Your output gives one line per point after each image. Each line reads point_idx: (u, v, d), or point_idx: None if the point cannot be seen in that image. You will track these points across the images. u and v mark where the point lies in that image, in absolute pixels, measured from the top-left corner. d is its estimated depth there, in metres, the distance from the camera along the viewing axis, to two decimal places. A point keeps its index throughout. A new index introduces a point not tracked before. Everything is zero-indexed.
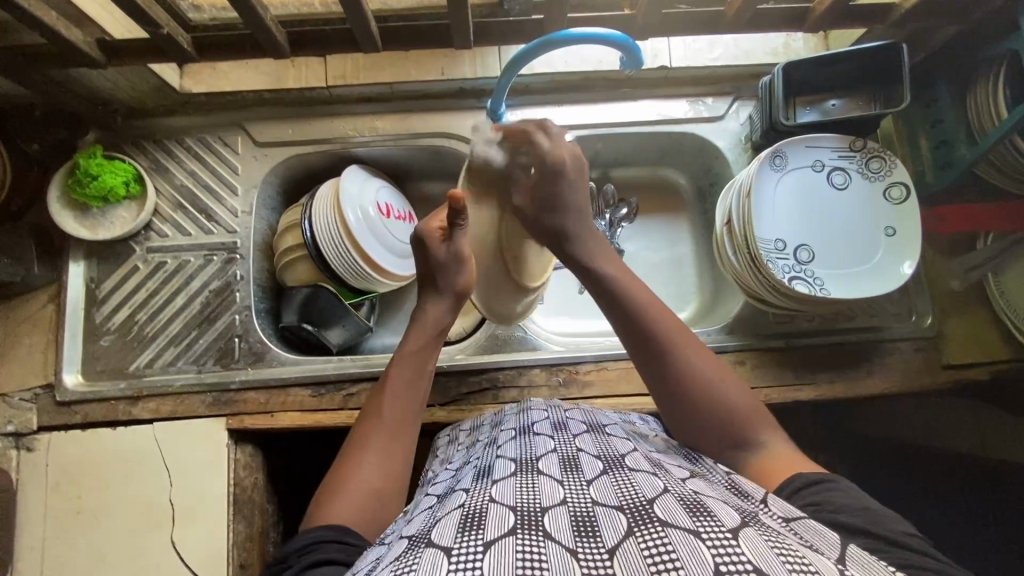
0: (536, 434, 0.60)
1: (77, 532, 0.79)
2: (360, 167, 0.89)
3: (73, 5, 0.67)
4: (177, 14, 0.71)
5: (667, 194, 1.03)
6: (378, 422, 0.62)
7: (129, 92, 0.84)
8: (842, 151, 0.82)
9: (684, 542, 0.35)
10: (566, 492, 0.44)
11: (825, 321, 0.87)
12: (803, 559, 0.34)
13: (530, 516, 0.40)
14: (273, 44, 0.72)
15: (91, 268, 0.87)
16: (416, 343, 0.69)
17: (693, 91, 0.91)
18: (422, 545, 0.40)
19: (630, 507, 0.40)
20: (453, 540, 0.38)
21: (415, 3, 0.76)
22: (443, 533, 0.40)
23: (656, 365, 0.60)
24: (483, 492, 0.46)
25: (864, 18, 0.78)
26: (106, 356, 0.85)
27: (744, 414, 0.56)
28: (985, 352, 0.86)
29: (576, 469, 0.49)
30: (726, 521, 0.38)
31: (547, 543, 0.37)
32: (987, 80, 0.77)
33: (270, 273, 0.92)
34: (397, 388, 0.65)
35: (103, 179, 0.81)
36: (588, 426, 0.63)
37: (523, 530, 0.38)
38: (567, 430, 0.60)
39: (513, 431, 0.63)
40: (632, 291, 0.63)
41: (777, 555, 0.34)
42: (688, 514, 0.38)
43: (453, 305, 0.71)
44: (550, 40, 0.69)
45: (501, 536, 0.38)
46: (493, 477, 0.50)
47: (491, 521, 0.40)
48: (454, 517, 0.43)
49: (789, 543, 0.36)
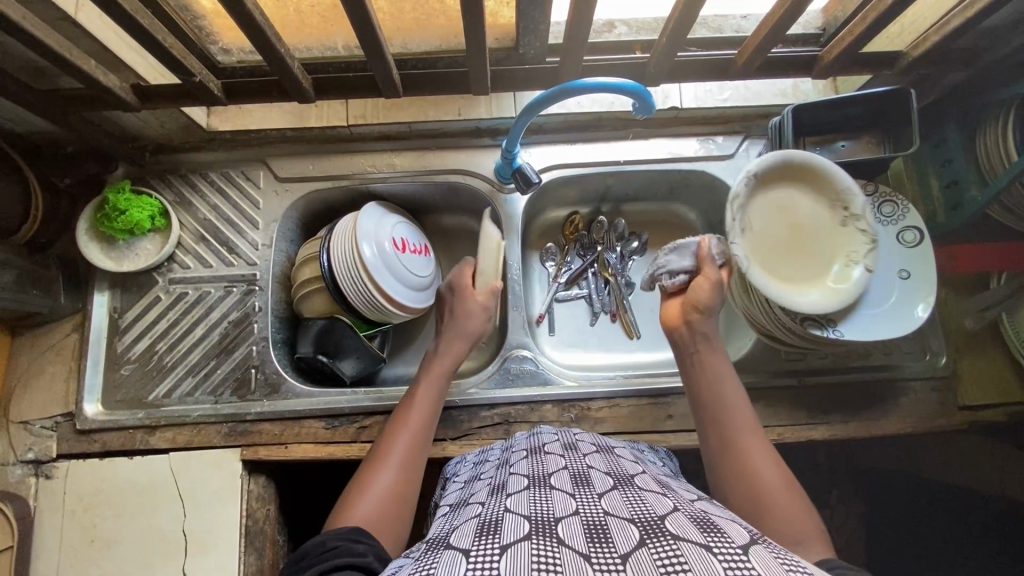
0: (547, 452, 0.61)
1: (89, 561, 0.79)
2: (379, 205, 0.91)
3: (110, 53, 0.71)
4: (209, 61, 0.74)
5: (677, 230, 1.05)
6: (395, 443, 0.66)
7: (158, 130, 0.87)
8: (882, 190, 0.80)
9: (695, 554, 0.35)
10: (577, 505, 0.44)
11: (838, 359, 0.86)
12: (810, 572, 0.35)
13: (544, 524, 0.41)
14: (299, 89, 0.76)
15: (114, 298, 0.89)
16: (430, 375, 0.76)
17: (703, 130, 0.94)
18: (441, 549, 0.40)
19: (641, 520, 0.41)
20: (472, 544, 0.39)
21: (434, 48, 0.79)
22: (461, 537, 0.41)
23: (711, 412, 0.65)
24: (498, 505, 0.47)
25: (871, 65, 0.80)
26: (125, 386, 0.87)
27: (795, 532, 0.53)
28: (1000, 392, 0.85)
29: (587, 484, 0.50)
30: (737, 538, 0.38)
31: (561, 548, 0.38)
32: (996, 124, 0.78)
33: (288, 303, 0.94)
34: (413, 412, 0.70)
35: (130, 214, 0.84)
36: (597, 446, 0.63)
37: (539, 535, 0.39)
38: (577, 450, 0.61)
39: (523, 452, 0.64)
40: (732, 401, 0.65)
41: (784, 566, 0.35)
42: (699, 530, 0.39)
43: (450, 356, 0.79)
44: (565, 89, 0.72)
45: (517, 540, 0.39)
46: (507, 492, 0.50)
47: (507, 528, 0.41)
48: (471, 525, 0.43)
49: (798, 560, 0.37)
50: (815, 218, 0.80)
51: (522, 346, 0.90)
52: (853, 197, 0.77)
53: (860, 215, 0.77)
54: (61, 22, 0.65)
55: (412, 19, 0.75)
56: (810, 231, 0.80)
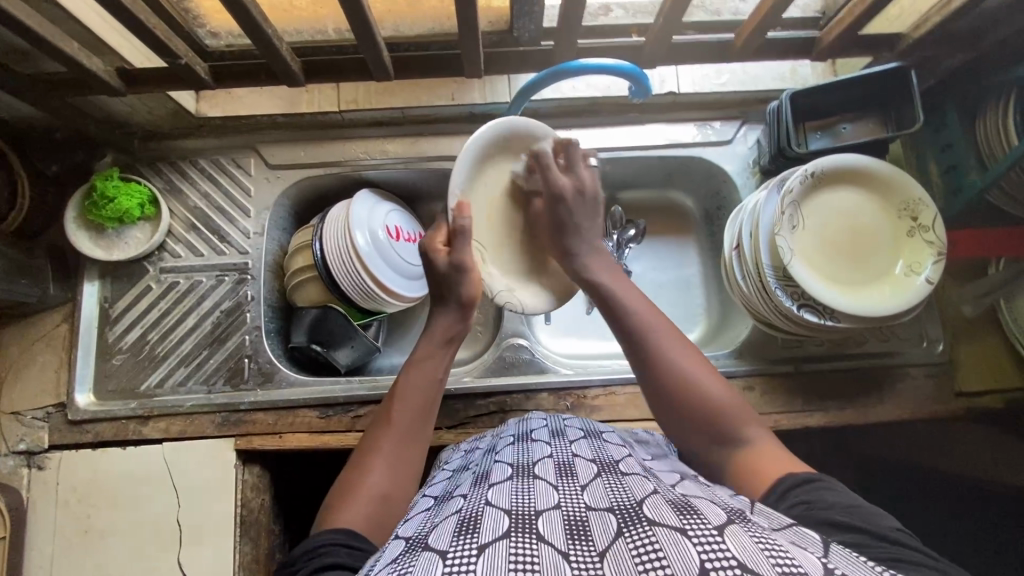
0: (534, 440, 0.60)
1: (84, 552, 0.79)
2: (372, 192, 0.90)
3: (93, 34, 0.69)
4: (195, 43, 0.73)
5: (674, 216, 1.04)
6: (392, 427, 0.60)
7: (146, 116, 0.86)
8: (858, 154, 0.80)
9: (670, 540, 0.35)
10: (559, 497, 0.44)
11: (835, 346, 0.86)
12: (785, 550, 0.34)
13: (523, 520, 0.40)
14: (288, 72, 0.74)
15: (104, 288, 0.88)
16: (430, 347, 0.66)
17: (700, 116, 0.92)
18: (418, 550, 0.39)
19: (620, 509, 0.40)
20: (448, 545, 0.38)
21: (426, 31, 0.77)
22: (439, 537, 0.40)
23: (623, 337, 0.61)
24: (480, 498, 0.46)
25: (871, 46, 0.79)
26: (117, 376, 0.86)
27: (734, 417, 0.54)
28: (997, 378, 0.84)
29: (571, 473, 0.49)
30: (713, 518, 0.37)
31: (539, 546, 0.37)
32: (997, 108, 0.76)
33: (281, 292, 0.93)
34: (410, 395, 0.62)
35: (119, 201, 0.83)
36: (585, 431, 0.63)
37: (517, 532, 0.38)
38: (563, 436, 0.60)
39: (511, 438, 0.63)
40: (631, 311, 0.62)
41: (760, 547, 0.34)
42: (675, 513, 0.38)
43: (462, 316, 0.68)
44: (559, 70, 0.71)
45: (495, 539, 0.38)
46: (489, 483, 0.50)
47: (486, 525, 0.40)
48: (450, 523, 0.43)
49: (774, 538, 0.36)
50: (874, 221, 0.79)
51: (518, 335, 0.89)
52: (923, 207, 0.77)
53: (928, 225, 0.77)
54: (42, 3, 0.63)
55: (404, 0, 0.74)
56: (863, 236, 0.79)
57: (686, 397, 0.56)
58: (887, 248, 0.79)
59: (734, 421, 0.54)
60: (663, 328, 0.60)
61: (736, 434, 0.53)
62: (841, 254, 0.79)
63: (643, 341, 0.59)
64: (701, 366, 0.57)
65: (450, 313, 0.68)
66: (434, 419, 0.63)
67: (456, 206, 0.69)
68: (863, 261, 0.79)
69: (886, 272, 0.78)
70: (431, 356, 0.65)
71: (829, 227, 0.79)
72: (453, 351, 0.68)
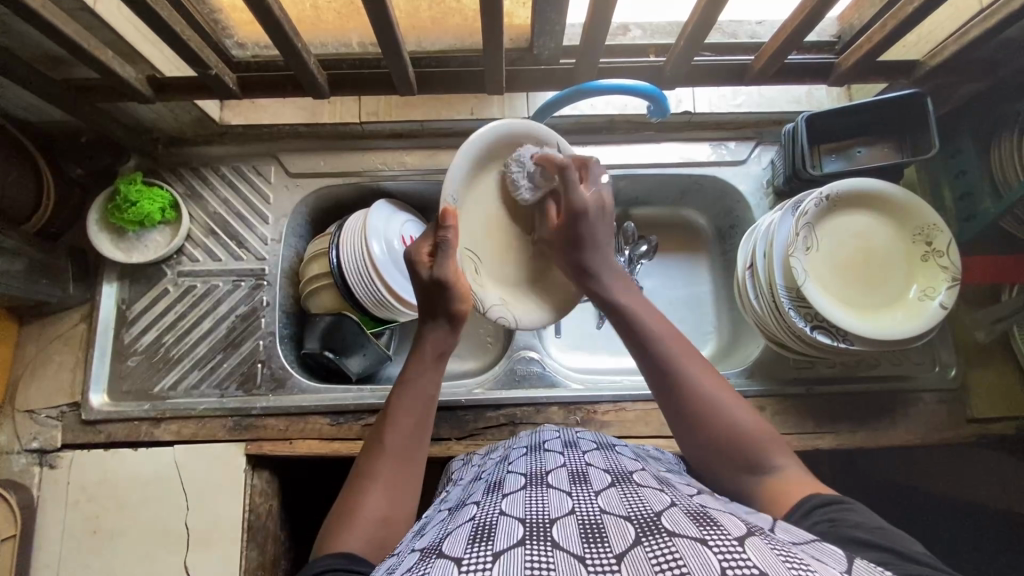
0: (546, 450, 0.61)
1: (92, 552, 0.79)
2: (388, 203, 0.91)
3: (126, 43, 0.71)
4: (224, 53, 0.74)
5: (686, 234, 1.05)
6: (387, 447, 0.59)
7: (171, 123, 0.87)
8: (874, 179, 0.80)
9: (690, 550, 0.35)
10: (573, 505, 0.44)
11: (847, 368, 0.86)
12: (807, 563, 0.34)
13: (539, 527, 0.40)
14: (314, 85, 0.76)
15: (122, 290, 0.89)
16: (420, 364, 0.64)
17: (715, 136, 0.93)
18: (434, 557, 0.39)
19: (637, 518, 0.40)
20: (464, 552, 0.38)
21: (448, 47, 0.79)
22: (453, 545, 0.40)
23: (643, 356, 0.61)
24: (493, 506, 0.46)
25: (887, 73, 0.80)
26: (131, 377, 0.87)
27: (753, 437, 0.54)
28: (1009, 406, 0.84)
29: (584, 482, 0.49)
30: (732, 530, 0.37)
31: (555, 553, 0.37)
32: (1012, 137, 0.77)
33: (295, 299, 0.94)
34: (402, 416, 0.61)
35: (141, 205, 0.84)
36: (597, 442, 0.63)
37: (533, 540, 0.39)
38: (576, 447, 0.61)
39: (523, 448, 0.64)
40: (650, 323, 0.62)
41: (781, 558, 0.34)
42: (694, 524, 0.38)
43: (451, 330, 0.66)
44: (581, 89, 0.72)
45: (511, 546, 0.38)
46: (503, 491, 0.50)
47: (501, 533, 0.40)
48: (465, 530, 0.43)
49: (793, 550, 0.36)
50: (889, 246, 0.80)
51: (529, 348, 0.90)
52: (939, 233, 0.77)
53: (943, 251, 0.77)
54: (78, 10, 0.65)
55: (428, 17, 0.75)
56: (875, 258, 0.80)
57: (684, 388, 0.57)
58: (902, 273, 0.79)
59: (758, 445, 0.53)
60: (664, 329, 0.62)
61: (760, 458, 0.53)
62: (851, 284, 0.79)
63: (643, 332, 0.62)
64: (718, 385, 0.57)
65: (441, 328, 0.66)
66: (428, 437, 0.62)
67: (446, 210, 0.65)
68: (874, 287, 0.79)
69: (902, 298, 0.78)
70: (421, 374, 0.63)
71: (839, 260, 0.79)
72: (443, 368, 0.66)
